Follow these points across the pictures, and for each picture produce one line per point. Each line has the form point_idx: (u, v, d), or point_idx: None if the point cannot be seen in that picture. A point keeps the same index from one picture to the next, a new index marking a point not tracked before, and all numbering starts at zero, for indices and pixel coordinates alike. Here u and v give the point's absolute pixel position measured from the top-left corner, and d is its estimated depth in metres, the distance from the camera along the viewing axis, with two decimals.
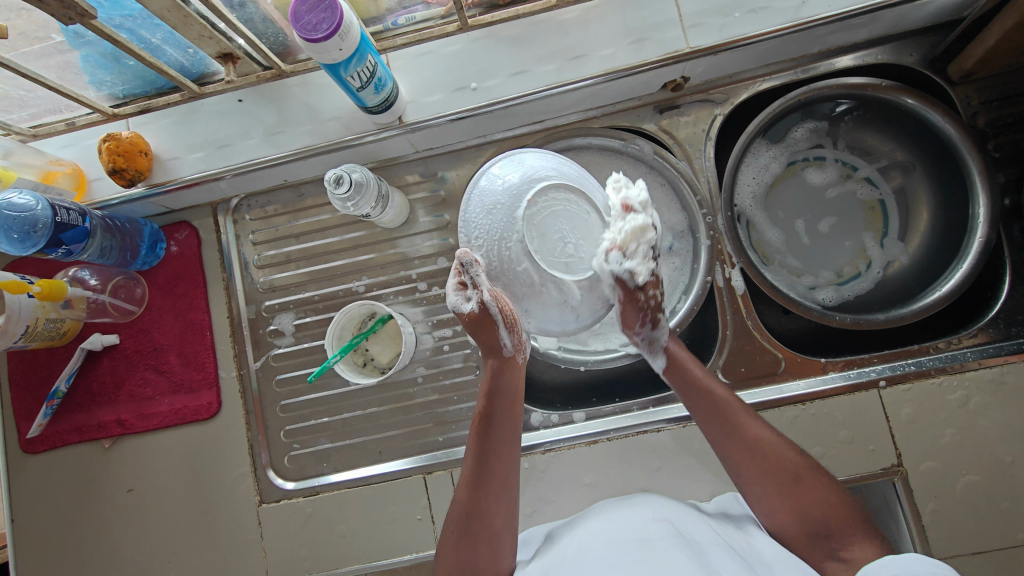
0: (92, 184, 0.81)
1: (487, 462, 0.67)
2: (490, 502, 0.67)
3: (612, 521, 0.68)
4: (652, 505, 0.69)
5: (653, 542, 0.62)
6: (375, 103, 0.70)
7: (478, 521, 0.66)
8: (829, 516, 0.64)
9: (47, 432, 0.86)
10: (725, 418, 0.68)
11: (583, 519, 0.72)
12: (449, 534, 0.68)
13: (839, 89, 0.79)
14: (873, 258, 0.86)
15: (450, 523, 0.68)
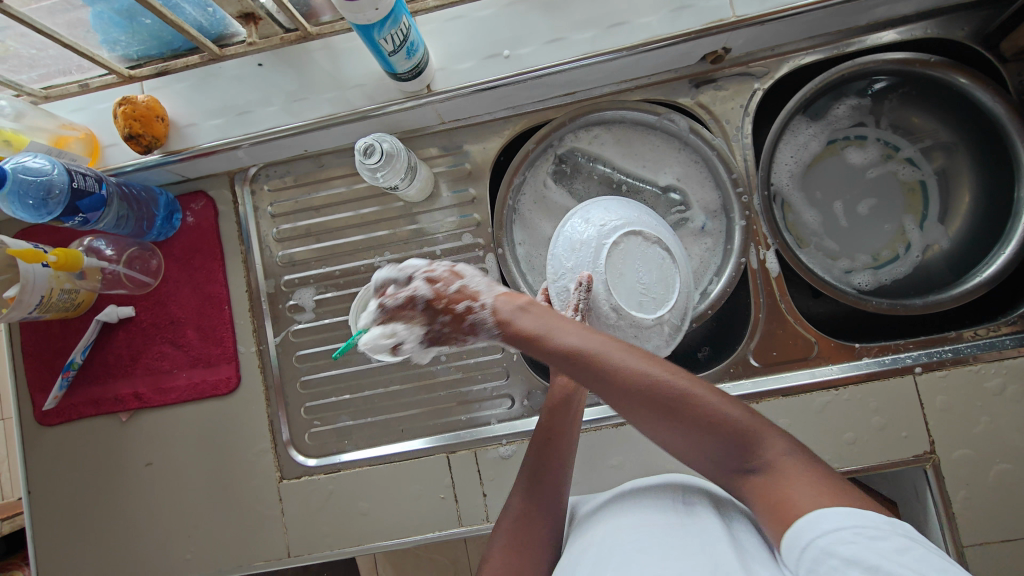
0: (106, 150, 0.77)
1: (540, 467, 0.67)
2: (546, 506, 0.65)
3: (643, 502, 0.61)
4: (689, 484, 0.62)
5: (699, 529, 0.54)
6: (406, 69, 0.67)
7: (530, 521, 0.64)
8: (735, 431, 0.51)
9: (63, 405, 0.84)
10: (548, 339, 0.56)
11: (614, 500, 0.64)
12: (496, 538, 0.64)
13: (885, 65, 0.76)
14: (913, 241, 0.83)
15: (500, 530, 0.65)
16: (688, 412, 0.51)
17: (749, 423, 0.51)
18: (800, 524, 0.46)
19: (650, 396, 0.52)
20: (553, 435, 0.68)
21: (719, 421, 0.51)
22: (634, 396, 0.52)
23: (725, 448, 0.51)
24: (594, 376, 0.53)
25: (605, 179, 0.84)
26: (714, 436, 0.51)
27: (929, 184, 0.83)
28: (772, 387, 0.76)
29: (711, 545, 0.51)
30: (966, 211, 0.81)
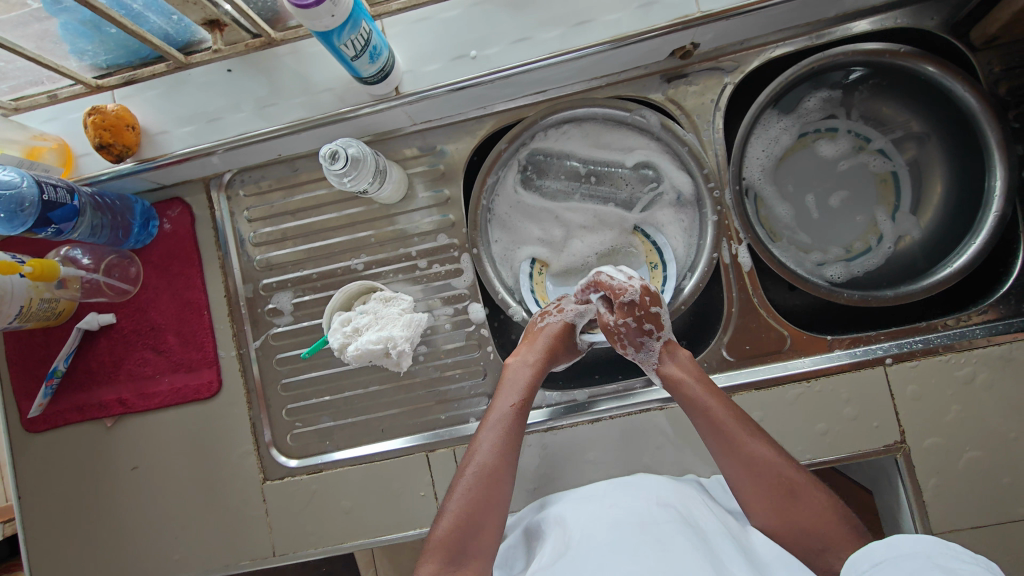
0: (79, 160, 0.78)
1: (507, 434, 0.71)
2: (506, 472, 0.70)
3: (617, 507, 0.68)
4: (655, 488, 0.70)
5: (660, 531, 0.63)
6: (371, 73, 0.67)
7: (492, 483, 0.69)
8: (815, 531, 0.65)
9: (48, 412, 0.86)
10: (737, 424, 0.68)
11: (585, 496, 0.72)
12: (455, 492, 0.69)
13: (855, 57, 0.75)
14: (885, 232, 0.83)
15: (459, 485, 0.69)
16: (804, 518, 0.65)
17: (838, 532, 0.64)
18: (862, 555, 0.57)
19: (776, 490, 0.65)
20: (523, 405, 0.74)
21: (835, 532, 0.64)
22: (761, 479, 0.66)
23: (806, 539, 0.65)
24: (751, 470, 0.66)
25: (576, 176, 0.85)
26: (804, 533, 0.65)
27: (902, 175, 0.84)
28: (745, 380, 0.77)
29: (672, 546, 0.61)
30: (938, 203, 0.82)
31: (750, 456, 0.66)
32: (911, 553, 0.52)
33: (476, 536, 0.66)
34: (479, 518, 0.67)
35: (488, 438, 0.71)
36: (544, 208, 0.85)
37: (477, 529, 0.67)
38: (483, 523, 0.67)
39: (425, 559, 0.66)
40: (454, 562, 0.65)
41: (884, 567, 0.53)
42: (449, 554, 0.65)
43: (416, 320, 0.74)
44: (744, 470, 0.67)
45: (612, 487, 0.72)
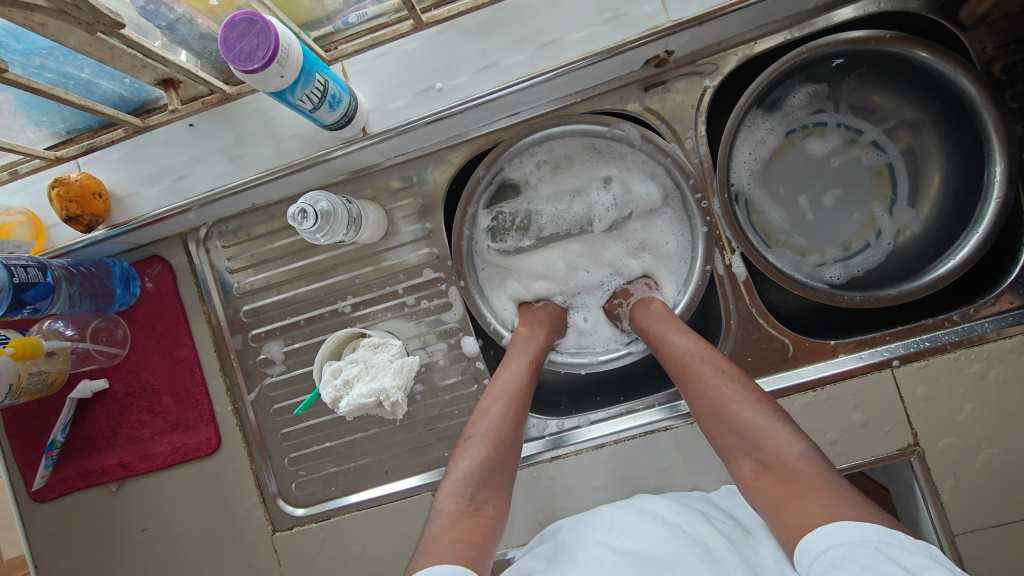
0: (51, 231, 0.76)
1: (523, 375, 0.72)
2: (523, 418, 0.70)
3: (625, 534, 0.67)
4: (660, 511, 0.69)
5: (667, 550, 0.62)
6: (333, 120, 0.64)
7: (513, 429, 0.68)
8: (745, 428, 0.62)
9: (52, 482, 0.85)
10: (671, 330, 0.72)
11: (590, 526, 0.71)
12: (470, 439, 0.67)
13: (840, 46, 0.72)
14: (883, 228, 0.80)
15: (477, 432, 0.67)
16: (736, 414, 0.63)
17: (761, 425, 0.61)
18: (807, 543, 0.52)
19: (707, 387, 0.65)
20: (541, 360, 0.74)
21: (763, 427, 0.61)
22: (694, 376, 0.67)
23: (736, 438, 0.62)
24: (679, 368, 0.68)
25: (550, 225, 0.80)
26: (733, 429, 0.63)
27: (897, 167, 0.80)
28: None
29: (680, 562, 0.60)
30: (936, 193, 0.79)
31: (681, 354, 0.69)
32: (855, 542, 0.49)
33: (495, 475, 0.65)
34: (497, 459, 0.65)
35: (505, 383, 0.71)
36: (531, 260, 0.81)
37: (494, 464, 0.65)
38: (502, 462, 0.66)
39: (445, 496, 0.63)
40: (477, 495, 0.63)
41: (836, 558, 0.49)
42: (471, 487, 0.63)
43: (407, 365, 0.73)
44: (679, 371, 0.69)
45: (618, 513, 0.71)
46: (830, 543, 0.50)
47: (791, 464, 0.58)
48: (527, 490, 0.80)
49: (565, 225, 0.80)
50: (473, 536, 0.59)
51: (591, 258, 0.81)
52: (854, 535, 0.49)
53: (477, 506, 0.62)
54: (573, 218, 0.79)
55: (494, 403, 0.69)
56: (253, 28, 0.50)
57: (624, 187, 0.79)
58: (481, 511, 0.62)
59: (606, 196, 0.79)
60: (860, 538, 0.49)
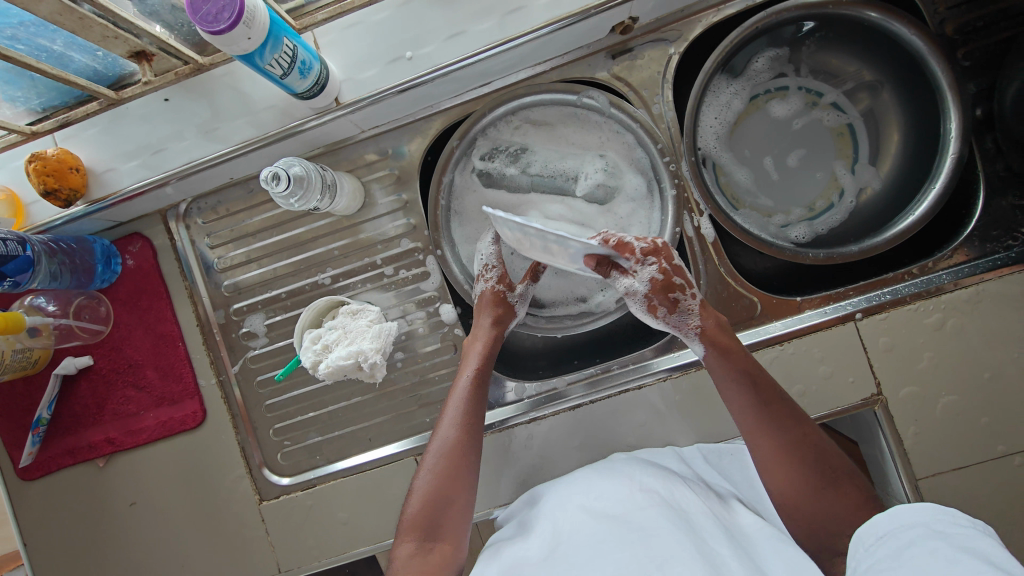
0: (30, 208, 0.77)
1: (468, 406, 0.72)
2: (475, 444, 0.71)
3: (601, 496, 0.70)
4: (636, 473, 0.71)
5: (644, 516, 0.65)
6: (305, 87, 0.66)
7: (457, 459, 0.69)
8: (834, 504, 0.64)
9: (40, 459, 0.86)
10: (787, 406, 0.68)
11: (567, 488, 0.73)
12: (423, 468, 0.70)
13: (795, 12, 0.74)
14: (846, 187, 0.83)
15: (427, 463, 0.70)
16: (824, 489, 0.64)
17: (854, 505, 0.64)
18: (866, 529, 0.57)
19: (814, 463, 0.65)
20: (483, 376, 0.74)
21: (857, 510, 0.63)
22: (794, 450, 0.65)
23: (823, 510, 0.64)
24: (788, 446, 0.65)
25: (540, 164, 0.82)
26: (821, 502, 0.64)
27: (858, 128, 0.83)
28: None
29: (658, 528, 0.63)
30: (896, 151, 0.81)
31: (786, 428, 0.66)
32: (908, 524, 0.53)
33: (448, 510, 0.67)
34: (446, 489, 0.68)
35: (454, 413, 0.72)
36: (507, 198, 0.83)
37: (447, 503, 0.67)
38: (451, 491, 0.68)
39: (400, 540, 0.66)
40: (427, 535, 0.65)
41: (888, 541, 0.54)
42: (423, 523, 0.66)
43: (386, 330, 0.74)
44: (780, 446, 0.66)
45: (595, 476, 0.73)
46: (890, 522, 0.55)
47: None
48: (507, 452, 0.82)
49: (550, 174, 0.82)
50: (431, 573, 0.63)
51: (579, 224, 0.81)
52: (910, 516, 0.53)
53: (431, 543, 0.65)
54: (562, 168, 0.81)
55: (443, 431, 0.71)
56: None
57: (616, 166, 0.81)
58: (435, 547, 0.65)
59: (598, 169, 0.81)
60: (915, 517, 0.53)
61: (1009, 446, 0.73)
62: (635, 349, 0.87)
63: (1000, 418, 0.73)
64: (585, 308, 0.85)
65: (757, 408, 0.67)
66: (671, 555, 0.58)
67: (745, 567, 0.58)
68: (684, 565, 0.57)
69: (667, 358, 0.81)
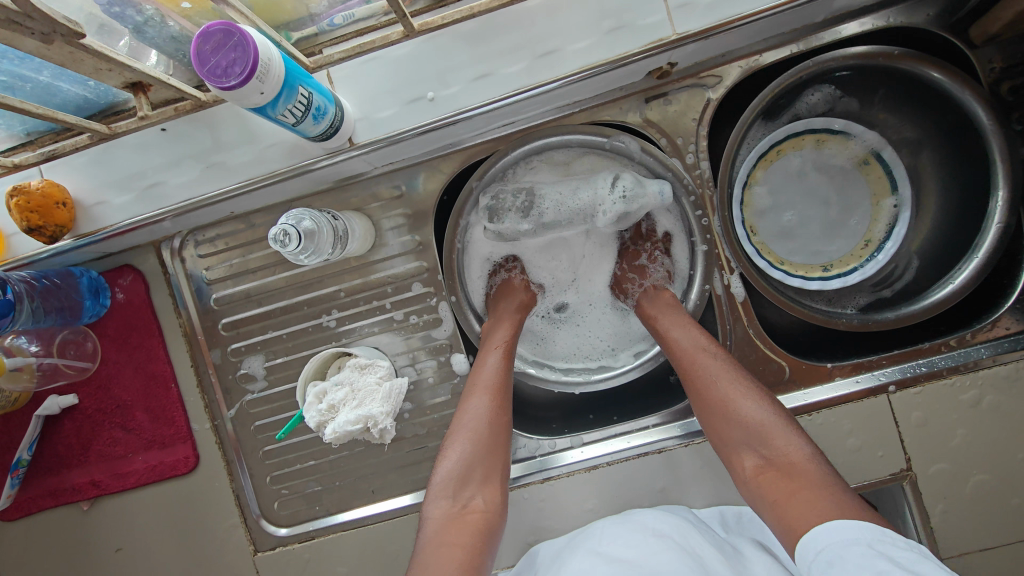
0: (11, 240, 0.71)
1: (504, 354, 0.72)
2: (507, 412, 0.68)
3: (616, 542, 0.67)
4: (650, 521, 0.69)
5: (654, 561, 0.63)
6: (317, 132, 0.60)
7: (495, 422, 0.66)
8: (745, 421, 0.63)
9: (20, 500, 0.81)
10: (685, 355, 0.69)
11: (582, 541, 0.70)
12: (451, 438, 0.66)
13: (847, 61, 0.70)
14: (883, 249, 0.77)
15: (458, 428, 0.66)
16: (736, 404, 0.64)
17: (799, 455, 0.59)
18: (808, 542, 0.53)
19: (729, 401, 0.64)
20: (515, 339, 0.75)
21: (767, 421, 0.62)
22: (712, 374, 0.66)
23: (739, 431, 0.63)
24: (708, 378, 0.66)
25: (553, 211, 0.76)
26: (738, 426, 0.63)
27: (903, 196, 0.77)
28: None
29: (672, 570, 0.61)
30: (929, 225, 0.77)
31: (688, 351, 0.69)
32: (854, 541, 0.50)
33: (482, 464, 0.64)
34: (483, 453, 0.65)
35: (485, 377, 0.70)
36: (529, 246, 0.80)
37: (481, 455, 0.65)
38: (491, 456, 0.65)
39: (432, 502, 0.63)
40: (461, 496, 0.62)
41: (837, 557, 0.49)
42: (453, 489, 0.62)
43: (396, 389, 0.70)
44: (701, 381, 0.67)
45: (610, 524, 0.71)
46: (841, 562, 0.49)
47: (795, 461, 0.59)
48: (517, 512, 0.78)
49: (565, 216, 0.76)
50: (467, 537, 0.59)
51: (590, 273, 0.82)
52: (862, 554, 0.49)
53: (463, 507, 0.62)
54: (577, 207, 0.75)
55: (476, 397, 0.68)
56: (229, 42, 0.46)
57: (635, 184, 0.73)
58: (471, 508, 0.62)
59: (614, 196, 0.73)
60: (862, 545, 0.50)
61: None
62: (653, 404, 0.83)
63: None
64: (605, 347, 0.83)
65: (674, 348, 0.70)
66: None
67: None
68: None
69: (689, 421, 0.77)
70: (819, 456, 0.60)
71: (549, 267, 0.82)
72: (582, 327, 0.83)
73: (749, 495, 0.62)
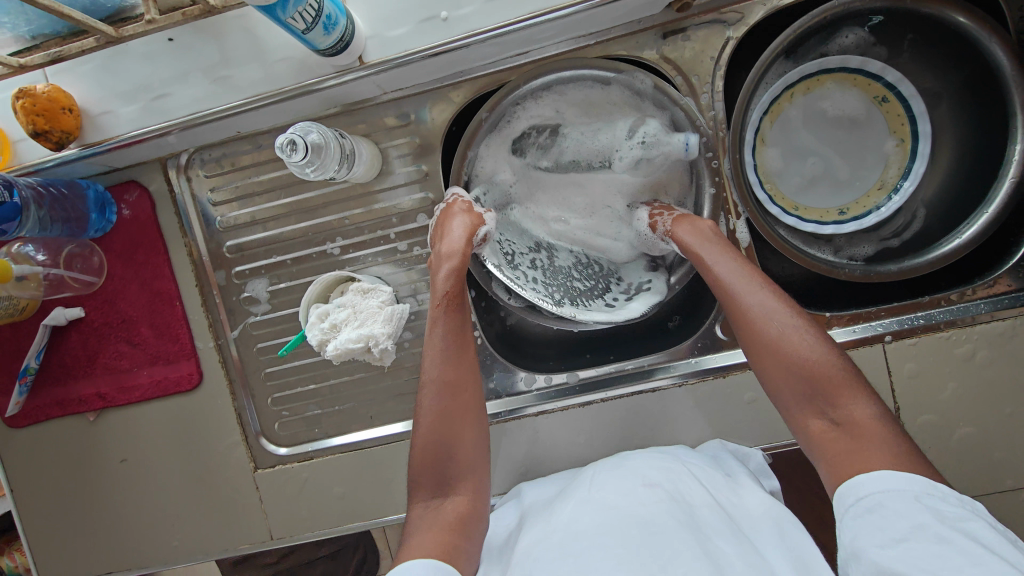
0: (17, 146, 0.71)
1: (448, 329, 0.66)
2: (465, 389, 0.66)
3: (605, 489, 0.67)
4: (642, 467, 0.69)
5: (645, 507, 0.62)
6: (327, 45, 0.59)
7: (454, 402, 0.65)
8: (813, 377, 0.57)
9: (28, 408, 0.84)
10: (743, 311, 0.61)
11: (573, 488, 0.70)
12: (417, 420, 0.65)
13: (873, 3, 0.68)
14: (898, 191, 0.75)
15: (419, 411, 0.65)
16: (796, 357, 0.57)
17: (868, 418, 0.55)
18: (852, 484, 0.52)
19: (797, 358, 0.57)
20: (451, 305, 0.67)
21: (836, 379, 0.56)
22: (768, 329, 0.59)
23: (805, 391, 0.57)
24: (772, 335, 0.59)
25: (572, 150, 0.77)
26: (804, 386, 0.57)
27: (921, 131, 0.74)
28: (733, 363, 0.78)
29: (659, 521, 0.60)
30: (939, 180, 0.76)
31: (749, 306, 0.61)
32: (903, 489, 0.49)
33: (454, 461, 0.64)
34: (448, 444, 0.64)
35: (433, 346, 0.66)
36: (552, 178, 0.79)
37: (450, 457, 0.64)
38: (456, 442, 0.64)
39: (413, 496, 0.64)
40: (439, 488, 0.63)
41: (883, 504, 0.49)
42: (432, 484, 0.63)
43: (397, 313, 0.71)
44: (762, 338, 0.60)
45: (602, 473, 0.70)
46: (882, 512, 0.49)
47: (863, 421, 0.55)
48: (509, 442, 0.80)
49: (585, 155, 0.77)
50: (446, 530, 0.60)
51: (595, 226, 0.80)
52: (905, 505, 0.48)
53: (442, 500, 0.63)
54: (596, 148, 0.76)
55: (432, 371, 0.65)
56: None
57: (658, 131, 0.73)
58: (449, 501, 0.63)
59: (632, 142, 0.74)
60: (907, 497, 0.49)
61: (1018, 481, 0.72)
62: (648, 347, 0.85)
63: (1013, 454, 0.72)
64: (572, 282, 0.79)
65: (730, 300, 0.62)
66: (676, 552, 0.55)
67: (749, 561, 0.55)
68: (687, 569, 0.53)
69: (686, 362, 0.79)
70: (890, 413, 0.55)
71: (559, 197, 0.79)
72: (569, 266, 0.80)
73: (804, 445, 0.59)
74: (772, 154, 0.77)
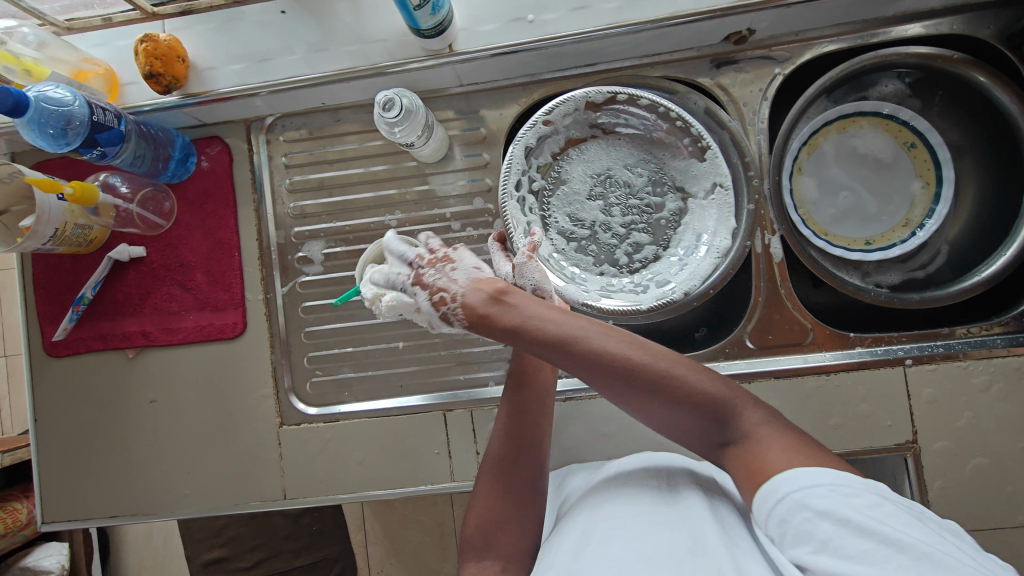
0: (124, 88, 0.79)
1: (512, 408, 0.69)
2: (522, 460, 0.67)
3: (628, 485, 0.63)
4: (671, 470, 0.65)
5: (669, 507, 0.58)
6: (429, 26, 0.69)
7: (513, 473, 0.67)
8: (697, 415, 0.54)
9: (71, 338, 0.86)
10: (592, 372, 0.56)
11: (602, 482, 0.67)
12: (479, 484, 0.68)
13: (907, 58, 0.76)
14: (923, 228, 0.81)
15: (482, 483, 0.68)
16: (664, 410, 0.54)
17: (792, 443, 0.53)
18: (772, 483, 0.50)
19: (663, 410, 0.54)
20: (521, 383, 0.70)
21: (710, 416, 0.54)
22: (640, 403, 0.55)
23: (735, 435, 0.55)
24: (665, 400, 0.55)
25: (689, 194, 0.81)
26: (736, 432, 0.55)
27: (946, 177, 0.80)
28: (766, 368, 0.78)
29: (682, 519, 0.56)
30: (960, 226, 0.83)
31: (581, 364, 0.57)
32: (823, 486, 0.48)
33: (505, 528, 0.64)
34: (501, 515, 0.65)
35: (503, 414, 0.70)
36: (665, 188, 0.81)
37: (503, 524, 0.65)
38: (511, 515, 0.65)
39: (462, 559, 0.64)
40: (484, 550, 0.63)
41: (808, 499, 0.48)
42: (480, 546, 0.64)
43: None
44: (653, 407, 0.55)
45: (630, 469, 0.67)
46: (805, 510, 0.47)
47: (767, 446, 0.53)
48: None
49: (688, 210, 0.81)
50: None
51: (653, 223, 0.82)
52: (824, 500, 0.47)
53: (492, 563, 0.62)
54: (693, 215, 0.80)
55: (498, 445, 0.68)
56: None
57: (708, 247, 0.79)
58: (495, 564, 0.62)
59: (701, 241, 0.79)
60: (822, 493, 0.47)
61: None
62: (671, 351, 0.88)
63: None
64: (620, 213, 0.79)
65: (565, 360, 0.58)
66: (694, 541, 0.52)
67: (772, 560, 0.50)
68: (710, 557, 0.49)
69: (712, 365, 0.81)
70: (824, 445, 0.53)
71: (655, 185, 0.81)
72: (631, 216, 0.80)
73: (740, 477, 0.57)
74: (808, 184, 0.83)
